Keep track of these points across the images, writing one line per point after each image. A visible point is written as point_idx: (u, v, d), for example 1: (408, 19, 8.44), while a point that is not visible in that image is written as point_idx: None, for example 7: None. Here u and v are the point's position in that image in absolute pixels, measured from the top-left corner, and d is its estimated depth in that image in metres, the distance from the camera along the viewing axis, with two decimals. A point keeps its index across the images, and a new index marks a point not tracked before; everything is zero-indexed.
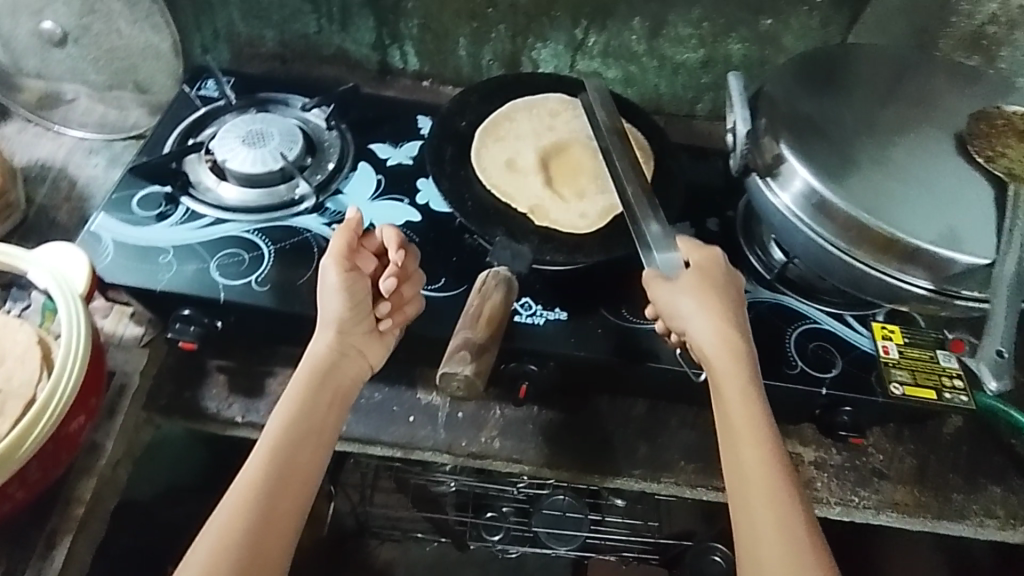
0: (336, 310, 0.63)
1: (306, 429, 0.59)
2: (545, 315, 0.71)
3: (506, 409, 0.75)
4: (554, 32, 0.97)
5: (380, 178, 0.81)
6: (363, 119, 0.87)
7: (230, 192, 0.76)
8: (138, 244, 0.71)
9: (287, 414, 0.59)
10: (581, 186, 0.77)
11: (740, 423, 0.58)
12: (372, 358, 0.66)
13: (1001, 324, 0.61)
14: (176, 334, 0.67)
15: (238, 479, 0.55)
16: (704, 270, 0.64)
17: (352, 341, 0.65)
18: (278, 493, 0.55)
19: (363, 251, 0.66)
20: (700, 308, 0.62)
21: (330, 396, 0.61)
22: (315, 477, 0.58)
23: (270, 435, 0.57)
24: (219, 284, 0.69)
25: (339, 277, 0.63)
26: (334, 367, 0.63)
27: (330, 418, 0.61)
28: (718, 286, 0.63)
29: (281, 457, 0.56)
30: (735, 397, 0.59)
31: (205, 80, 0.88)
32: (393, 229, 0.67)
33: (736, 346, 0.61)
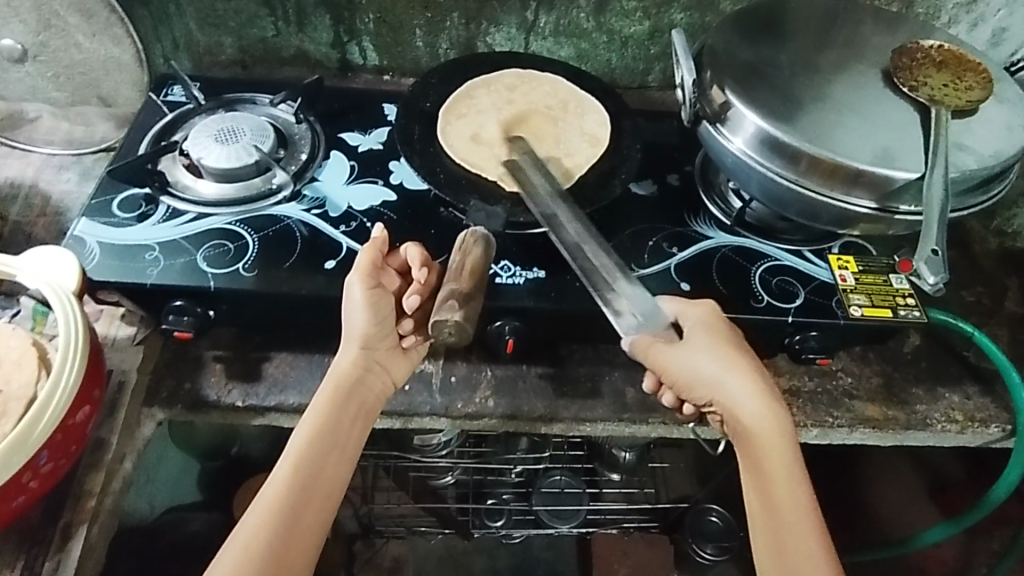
0: (361, 327, 0.67)
1: (331, 442, 0.62)
2: (524, 275, 0.75)
3: (497, 370, 0.79)
4: (506, 16, 1.01)
5: (354, 164, 0.84)
6: (329, 111, 0.90)
7: (208, 188, 0.78)
8: (123, 243, 0.72)
9: (313, 424, 0.62)
10: (546, 153, 0.81)
11: (772, 470, 0.62)
12: (394, 375, 0.69)
13: (935, 213, 0.63)
14: (171, 325, 0.70)
15: (264, 491, 0.58)
16: (713, 322, 0.68)
17: (375, 357, 0.68)
18: (302, 506, 0.58)
19: (388, 268, 0.70)
20: (728, 366, 0.65)
21: (354, 411, 0.65)
22: (337, 490, 0.60)
23: (297, 444, 0.60)
24: (207, 273, 0.71)
25: (364, 294, 0.66)
26: (357, 383, 0.66)
27: (355, 433, 0.64)
28: (729, 340, 0.67)
29: (306, 471, 0.59)
30: (769, 453, 0.62)
31: (170, 87, 0.90)
32: (418, 247, 0.69)
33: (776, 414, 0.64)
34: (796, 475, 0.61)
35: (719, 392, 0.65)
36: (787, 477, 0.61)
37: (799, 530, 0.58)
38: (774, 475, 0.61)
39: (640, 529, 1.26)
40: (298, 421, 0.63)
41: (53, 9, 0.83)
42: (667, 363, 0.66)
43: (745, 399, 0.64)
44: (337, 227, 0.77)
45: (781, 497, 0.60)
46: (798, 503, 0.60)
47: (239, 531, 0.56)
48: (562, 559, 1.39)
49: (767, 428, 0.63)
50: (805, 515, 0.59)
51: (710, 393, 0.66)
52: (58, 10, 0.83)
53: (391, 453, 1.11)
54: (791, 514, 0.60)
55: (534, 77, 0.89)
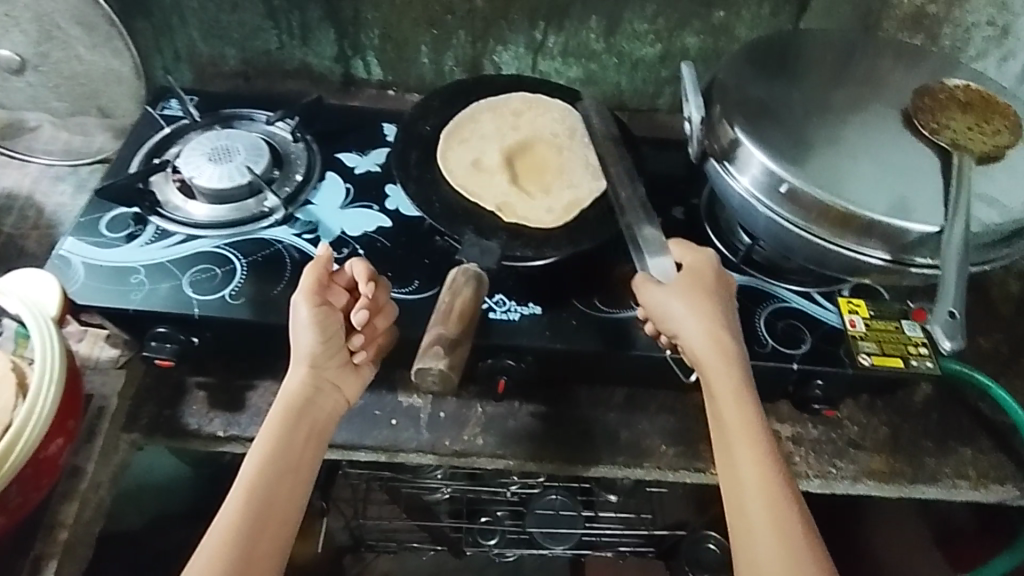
0: (308, 346, 0.64)
1: (284, 466, 0.59)
2: (519, 311, 0.72)
3: (487, 406, 0.76)
4: (513, 35, 0.99)
5: (349, 187, 0.82)
6: (328, 129, 0.87)
7: (199, 210, 0.77)
8: (109, 265, 0.71)
9: (264, 451, 0.59)
10: (547, 183, 0.78)
11: (731, 413, 0.60)
12: (347, 393, 0.67)
13: (952, 273, 0.60)
14: (152, 352, 0.68)
15: (215, 524, 0.55)
16: (698, 273, 0.66)
17: (327, 376, 0.65)
18: (257, 532, 0.55)
19: (335, 286, 0.66)
20: (695, 312, 0.63)
21: (307, 430, 0.62)
22: (294, 512, 0.58)
23: (248, 472, 0.58)
24: (193, 300, 0.69)
25: (310, 313, 0.63)
26: (308, 403, 0.63)
27: (308, 453, 0.61)
28: (707, 287, 0.65)
29: (260, 495, 0.57)
30: (730, 400, 0.60)
31: (168, 100, 0.89)
32: (363, 263, 0.66)
33: (733, 355, 0.63)
34: (752, 417, 0.60)
35: (683, 335, 0.63)
36: (745, 416, 0.60)
37: (755, 470, 0.57)
38: (731, 415, 0.60)
39: (637, 552, 1.27)
40: (248, 449, 0.60)
41: (53, 20, 0.82)
42: (646, 301, 0.65)
43: (702, 339, 0.63)
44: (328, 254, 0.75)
45: (737, 436, 0.59)
46: (754, 444, 0.58)
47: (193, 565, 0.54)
48: None
49: (725, 370, 0.62)
50: (761, 456, 0.58)
51: (677, 334, 0.64)
52: (60, 22, 0.82)
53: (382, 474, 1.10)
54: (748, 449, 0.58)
55: (539, 101, 0.86)
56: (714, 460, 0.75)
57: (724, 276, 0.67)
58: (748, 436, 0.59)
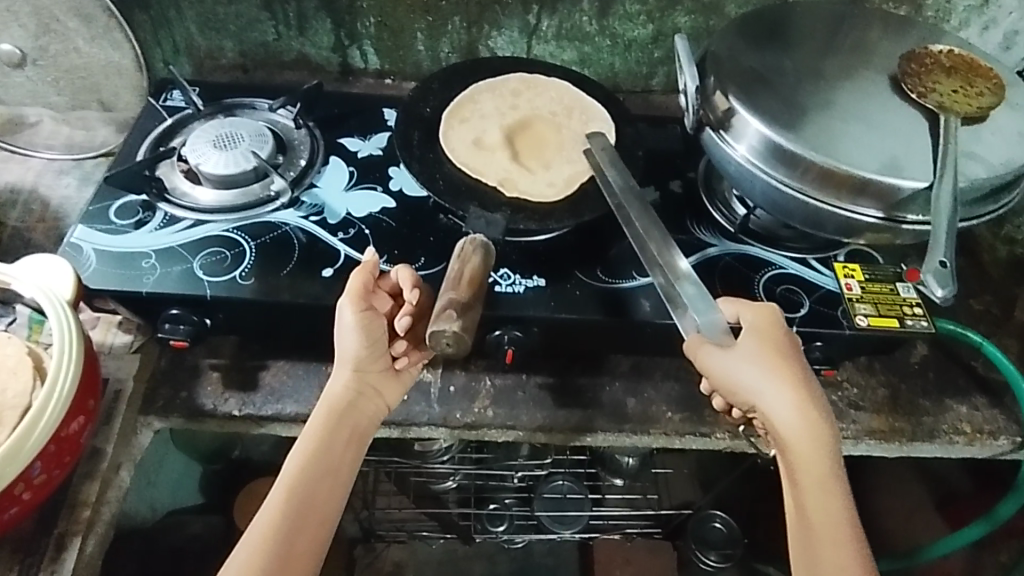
0: (352, 349, 0.65)
1: (326, 467, 0.61)
2: (524, 284, 0.74)
3: (495, 379, 0.78)
4: (508, 19, 1.00)
5: (353, 170, 0.83)
6: (328, 115, 0.89)
7: (205, 195, 0.78)
8: (121, 250, 0.72)
9: (304, 451, 0.61)
10: (547, 159, 0.80)
11: (817, 496, 0.59)
12: (389, 397, 0.68)
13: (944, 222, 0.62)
14: (167, 334, 0.70)
15: (257, 519, 0.57)
16: (772, 337, 0.65)
17: (369, 380, 0.67)
18: (299, 531, 0.57)
19: (379, 291, 0.68)
20: (773, 377, 0.62)
21: (347, 436, 0.64)
22: (332, 515, 0.59)
23: (288, 474, 0.59)
24: (204, 282, 0.70)
25: (355, 316, 0.65)
26: (351, 405, 0.65)
27: (347, 456, 0.63)
28: (783, 350, 0.64)
29: (301, 495, 0.58)
30: (814, 479, 0.60)
31: (170, 92, 0.90)
32: (408, 269, 0.68)
33: (815, 428, 0.61)
34: (837, 499, 0.59)
35: (764, 407, 0.62)
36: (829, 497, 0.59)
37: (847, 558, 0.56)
38: (816, 498, 0.59)
39: (642, 535, 1.26)
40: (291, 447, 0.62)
41: (51, 13, 0.83)
42: (718, 367, 0.62)
43: (786, 412, 0.61)
44: (335, 234, 0.76)
45: (825, 519, 0.58)
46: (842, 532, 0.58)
47: (235, 555, 0.56)
48: (564, 566, 1.38)
49: (811, 451, 0.60)
50: (852, 544, 0.57)
51: (756, 402, 0.63)
52: (58, 15, 0.83)
53: (394, 459, 1.08)
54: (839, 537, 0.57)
55: (537, 80, 0.87)
56: (718, 425, 0.77)
57: (790, 337, 0.66)
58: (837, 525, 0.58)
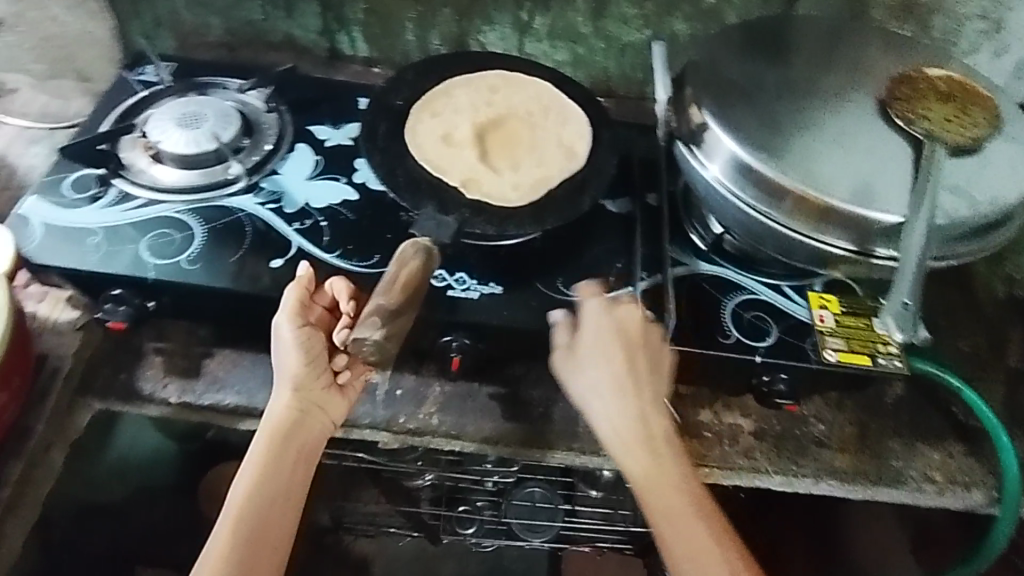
0: (291, 365, 0.64)
1: (274, 491, 0.58)
2: (480, 289, 0.71)
3: (445, 385, 0.75)
4: (499, 14, 0.97)
5: (319, 159, 0.81)
6: (301, 100, 0.86)
7: (163, 174, 0.76)
8: (69, 225, 0.71)
9: (251, 478, 0.58)
10: (516, 159, 0.77)
11: (655, 478, 0.60)
12: (335, 415, 0.65)
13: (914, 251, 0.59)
14: (106, 314, 0.68)
15: (205, 553, 0.55)
16: (614, 330, 0.65)
17: (313, 397, 0.64)
18: (256, 559, 0.55)
19: (316, 306, 0.67)
20: (601, 366, 0.64)
21: (295, 454, 0.61)
22: (287, 539, 0.57)
23: (233, 503, 0.57)
24: (147, 264, 0.68)
25: (293, 333, 0.64)
26: (296, 425, 0.62)
27: (297, 477, 0.60)
28: (625, 341, 0.65)
29: (249, 526, 0.56)
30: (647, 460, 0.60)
31: (144, 66, 0.88)
32: (344, 280, 0.68)
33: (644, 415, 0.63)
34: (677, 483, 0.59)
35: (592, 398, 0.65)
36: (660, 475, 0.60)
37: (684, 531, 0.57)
38: (657, 481, 0.59)
39: (612, 549, 1.23)
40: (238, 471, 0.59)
41: None
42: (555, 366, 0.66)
43: (614, 404, 0.63)
44: (290, 223, 0.74)
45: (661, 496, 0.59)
46: (685, 518, 0.57)
47: None
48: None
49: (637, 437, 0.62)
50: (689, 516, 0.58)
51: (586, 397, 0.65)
52: None
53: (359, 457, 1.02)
54: (680, 527, 0.57)
55: (516, 78, 0.84)
56: None
57: (640, 320, 0.66)
58: (669, 502, 0.58)
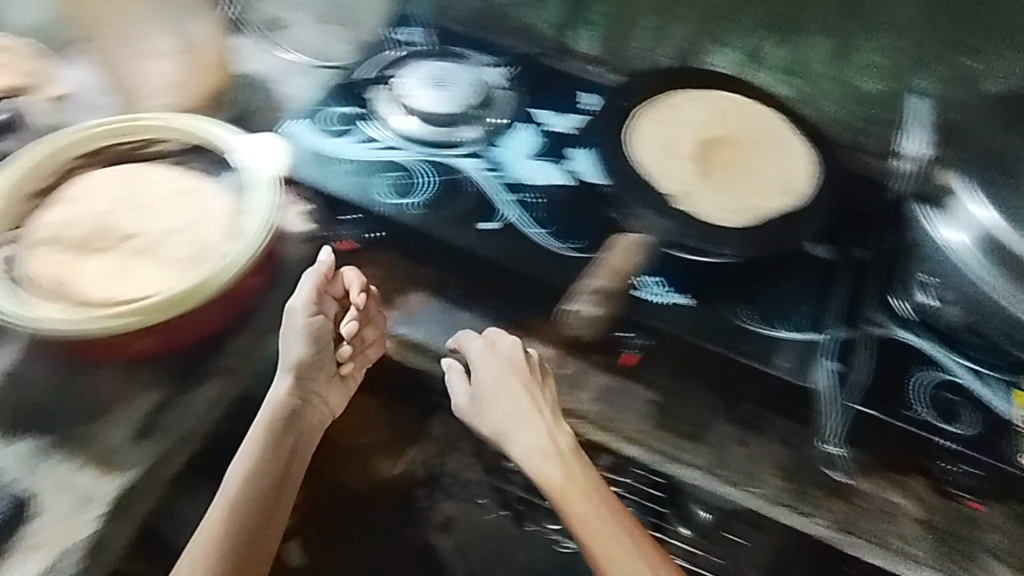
0: (297, 354, 0.70)
1: (266, 478, 0.64)
2: (670, 298, 0.74)
3: (608, 378, 0.72)
4: (736, 38, 0.99)
5: (541, 141, 0.85)
6: (533, 84, 0.91)
7: (400, 123, 0.84)
8: (323, 152, 0.82)
9: (245, 468, 0.64)
10: (732, 182, 0.78)
11: (600, 537, 0.62)
12: (334, 404, 0.71)
13: None
14: (337, 235, 0.78)
15: (197, 538, 0.61)
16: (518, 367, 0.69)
17: (312, 386, 0.70)
18: (242, 537, 0.61)
19: (331, 296, 0.73)
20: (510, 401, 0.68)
21: (291, 442, 0.67)
22: (277, 523, 0.63)
23: (228, 491, 0.63)
24: (376, 202, 0.79)
25: (304, 322, 0.71)
26: (296, 413, 0.68)
27: (290, 465, 0.66)
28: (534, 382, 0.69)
29: (239, 511, 0.62)
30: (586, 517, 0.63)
31: (406, 30, 0.99)
32: (358, 274, 0.74)
33: (575, 467, 0.65)
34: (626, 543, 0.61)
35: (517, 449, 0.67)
36: (583, 499, 0.64)
37: None
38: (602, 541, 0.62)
39: None
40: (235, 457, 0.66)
41: None
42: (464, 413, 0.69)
43: (550, 460, 0.65)
44: (504, 195, 0.80)
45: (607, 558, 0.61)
46: None
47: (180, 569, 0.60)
48: None
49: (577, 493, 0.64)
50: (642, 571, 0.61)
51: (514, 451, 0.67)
52: None
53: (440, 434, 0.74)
54: None
55: (747, 106, 0.84)
56: (829, 511, 0.67)
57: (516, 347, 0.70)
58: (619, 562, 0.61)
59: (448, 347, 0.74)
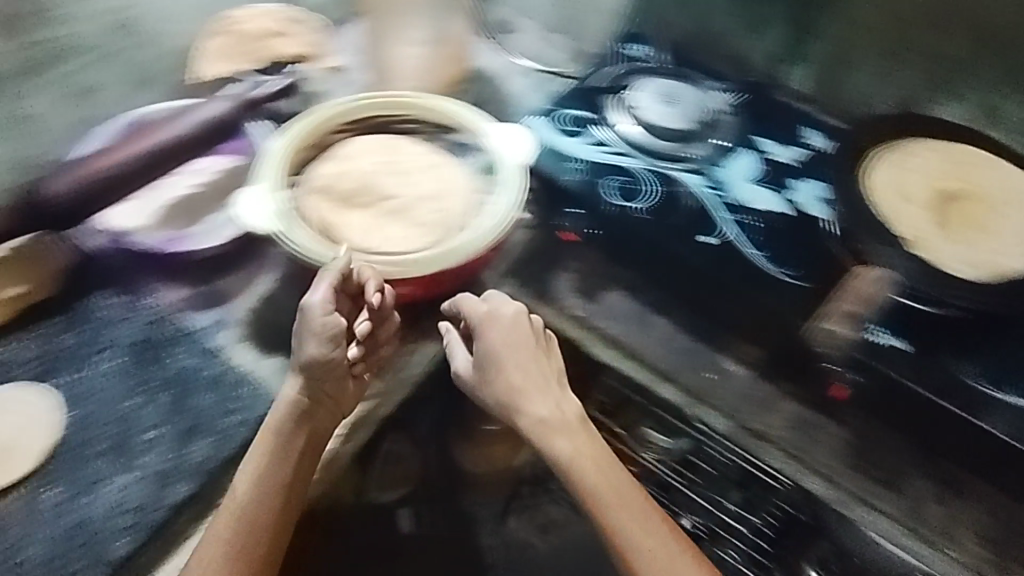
0: (308, 355, 0.68)
1: (277, 480, 0.63)
2: (884, 339, 0.74)
3: (798, 406, 0.79)
4: (970, 91, 0.98)
5: (762, 168, 0.87)
6: (758, 112, 0.93)
7: (630, 133, 0.89)
8: (556, 148, 0.87)
9: (255, 469, 0.63)
10: (969, 234, 0.81)
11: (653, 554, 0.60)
12: (348, 407, 0.71)
13: None
14: (558, 226, 0.87)
15: (204, 540, 0.60)
16: (512, 330, 0.70)
17: (324, 387, 0.68)
18: (249, 538, 0.60)
19: (344, 293, 0.72)
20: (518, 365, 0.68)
21: (303, 442, 0.66)
22: (282, 525, 0.62)
23: (236, 496, 0.62)
24: (601, 201, 0.84)
25: (321, 321, 0.68)
26: (306, 411, 0.67)
27: (300, 464, 0.65)
28: (522, 345, 0.69)
29: (248, 514, 0.61)
30: (640, 525, 0.61)
31: (633, 44, 1.03)
32: (373, 270, 0.72)
33: (614, 478, 0.63)
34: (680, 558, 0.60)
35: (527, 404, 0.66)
36: (594, 467, 0.63)
37: None
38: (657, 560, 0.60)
39: None
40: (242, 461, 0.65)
41: None
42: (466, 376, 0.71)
43: (592, 473, 0.63)
44: (723, 213, 0.83)
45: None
46: None
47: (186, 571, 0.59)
48: None
49: (627, 508, 0.62)
50: None
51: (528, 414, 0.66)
52: None
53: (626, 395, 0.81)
54: None
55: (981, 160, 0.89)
56: None
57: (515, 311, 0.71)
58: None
59: (648, 348, 0.83)
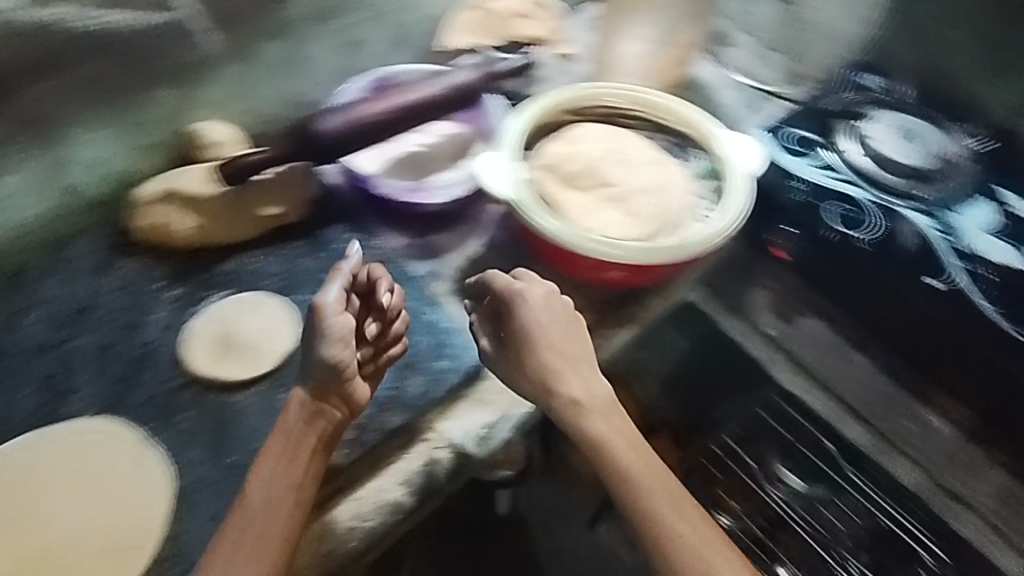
0: (317, 357, 0.67)
1: (287, 484, 0.61)
2: None
3: (1002, 475, 0.78)
4: None
5: (1001, 219, 0.84)
6: (1000, 163, 0.91)
7: (860, 161, 0.88)
8: (778, 165, 0.87)
9: (265, 476, 0.62)
10: None
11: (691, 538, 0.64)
12: (359, 402, 0.68)
13: None
14: (772, 241, 0.88)
15: (217, 549, 0.59)
16: (551, 308, 0.71)
17: (332, 385, 0.67)
18: (263, 540, 0.59)
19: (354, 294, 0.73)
20: (551, 343, 0.70)
21: (314, 442, 0.64)
22: (295, 524, 0.60)
23: (246, 506, 0.61)
24: (822, 224, 0.83)
25: (338, 320, 0.67)
26: (315, 413, 0.66)
27: (310, 464, 0.63)
28: (553, 324, 0.70)
29: (258, 521, 0.59)
30: (675, 510, 0.65)
31: (866, 74, 1.01)
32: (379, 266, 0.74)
33: (639, 459, 0.67)
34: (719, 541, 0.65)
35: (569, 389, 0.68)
36: (628, 449, 0.67)
37: None
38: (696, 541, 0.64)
39: None
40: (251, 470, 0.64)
41: None
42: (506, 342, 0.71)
43: (619, 459, 0.66)
44: (954, 258, 0.80)
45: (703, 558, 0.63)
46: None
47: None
48: None
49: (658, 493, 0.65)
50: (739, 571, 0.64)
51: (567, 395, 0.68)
52: None
53: (775, 432, 0.85)
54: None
55: None
56: None
57: (545, 291, 0.72)
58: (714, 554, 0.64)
59: (844, 386, 0.82)
